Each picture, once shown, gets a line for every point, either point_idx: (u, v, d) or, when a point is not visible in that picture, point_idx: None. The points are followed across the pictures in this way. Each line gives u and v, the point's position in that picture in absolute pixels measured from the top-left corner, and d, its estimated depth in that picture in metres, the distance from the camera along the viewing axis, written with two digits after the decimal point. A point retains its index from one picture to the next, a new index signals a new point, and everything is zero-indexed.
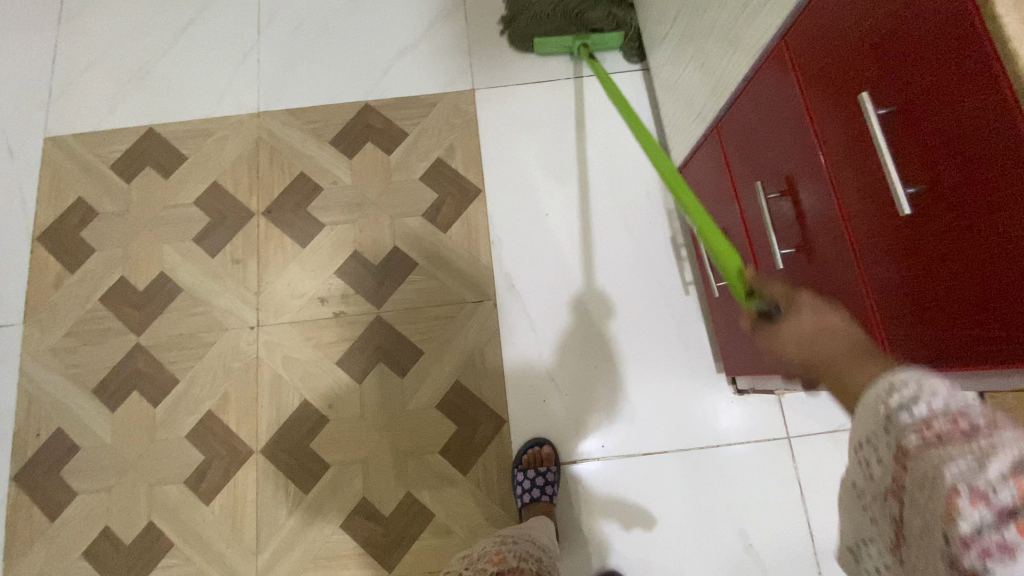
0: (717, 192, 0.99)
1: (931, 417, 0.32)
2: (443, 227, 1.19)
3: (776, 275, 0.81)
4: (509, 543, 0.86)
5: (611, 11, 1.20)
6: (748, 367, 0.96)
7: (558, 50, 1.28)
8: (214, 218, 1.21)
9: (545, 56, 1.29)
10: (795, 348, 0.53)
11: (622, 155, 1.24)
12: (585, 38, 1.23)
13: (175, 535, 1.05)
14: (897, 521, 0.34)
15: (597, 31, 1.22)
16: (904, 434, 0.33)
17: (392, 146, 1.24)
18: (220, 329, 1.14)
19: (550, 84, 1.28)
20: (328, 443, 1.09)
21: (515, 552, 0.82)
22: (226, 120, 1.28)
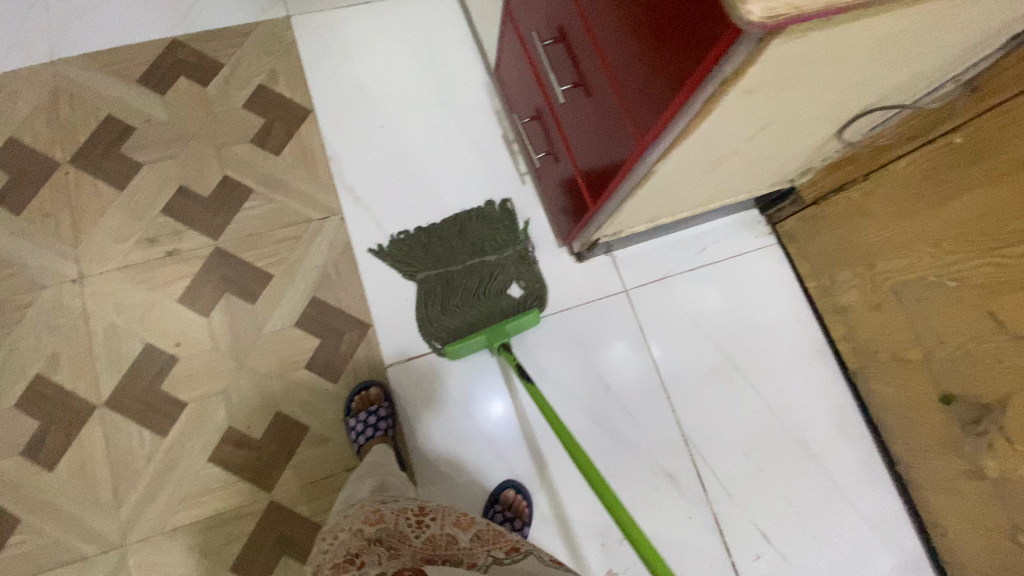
0: (519, 71, 1.06)
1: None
2: (275, 151, 1.17)
3: (565, 115, 0.89)
4: (388, 500, 0.82)
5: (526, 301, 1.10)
6: (575, 222, 1.03)
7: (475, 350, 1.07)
8: (14, 175, 1.11)
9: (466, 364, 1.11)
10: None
11: (447, 63, 1.26)
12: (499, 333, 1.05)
13: (20, 508, 0.97)
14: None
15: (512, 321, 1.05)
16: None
17: (210, 79, 1.19)
18: (38, 287, 1.05)
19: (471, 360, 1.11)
20: (180, 381, 1.03)
21: (393, 508, 0.81)
22: (17, 75, 1.18)
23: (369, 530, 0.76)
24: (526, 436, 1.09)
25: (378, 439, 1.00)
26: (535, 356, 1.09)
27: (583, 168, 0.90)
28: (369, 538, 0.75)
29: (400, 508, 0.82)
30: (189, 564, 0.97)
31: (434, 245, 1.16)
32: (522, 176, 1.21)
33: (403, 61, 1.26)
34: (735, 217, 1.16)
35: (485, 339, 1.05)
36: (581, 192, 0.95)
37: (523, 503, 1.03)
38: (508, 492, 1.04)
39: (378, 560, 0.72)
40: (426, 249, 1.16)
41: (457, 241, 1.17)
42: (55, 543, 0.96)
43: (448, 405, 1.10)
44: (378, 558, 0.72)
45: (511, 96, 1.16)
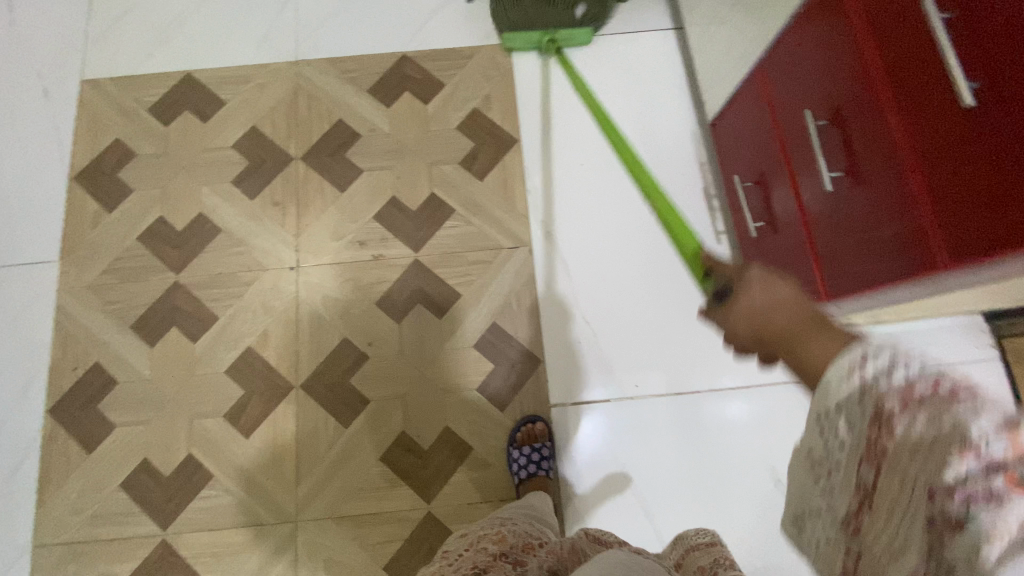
0: (750, 136, 1.03)
1: (910, 381, 0.34)
2: (479, 175, 1.22)
3: (817, 200, 0.85)
4: (507, 523, 0.83)
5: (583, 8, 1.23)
6: None
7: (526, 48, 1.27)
8: (253, 161, 1.22)
9: (515, 56, 1.28)
10: (746, 325, 0.51)
11: (656, 111, 1.26)
12: (552, 34, 1.24)
13: (215, 466, 1.07)
14: (865, 489, 0.38)
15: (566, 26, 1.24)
16: (884, 397, 0.35)
17: (430, 97, 1.26)
18: (259, 268, 1.15)
19: (516, 55, 1.29)
20: (367, 379, 1.11)
21: (514, 531, 0.80)
22: (264, 68, 1.30)
23: (492, 547, 0.74)
24: (680, 509, 1.04)
25: (539, 479, 1.01)
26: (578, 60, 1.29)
27: (824, 256, 0.86)
28: (495, 554, 0.72)
29: (518, 530, 0.81)
30: (348, 554, 1.03)
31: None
32: (717, 236, 1.18)
33: (612, 101, 1.26)
34: (957, 323, 1.07)
35: (538, 35, 1.23)
36: (809, 277, 0.90)
37: None
38: None
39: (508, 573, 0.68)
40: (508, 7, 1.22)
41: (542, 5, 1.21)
42: (239, 505, 1.05)
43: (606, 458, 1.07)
44: (505, 569, 0.69)
45: (728, 155, 1.13)
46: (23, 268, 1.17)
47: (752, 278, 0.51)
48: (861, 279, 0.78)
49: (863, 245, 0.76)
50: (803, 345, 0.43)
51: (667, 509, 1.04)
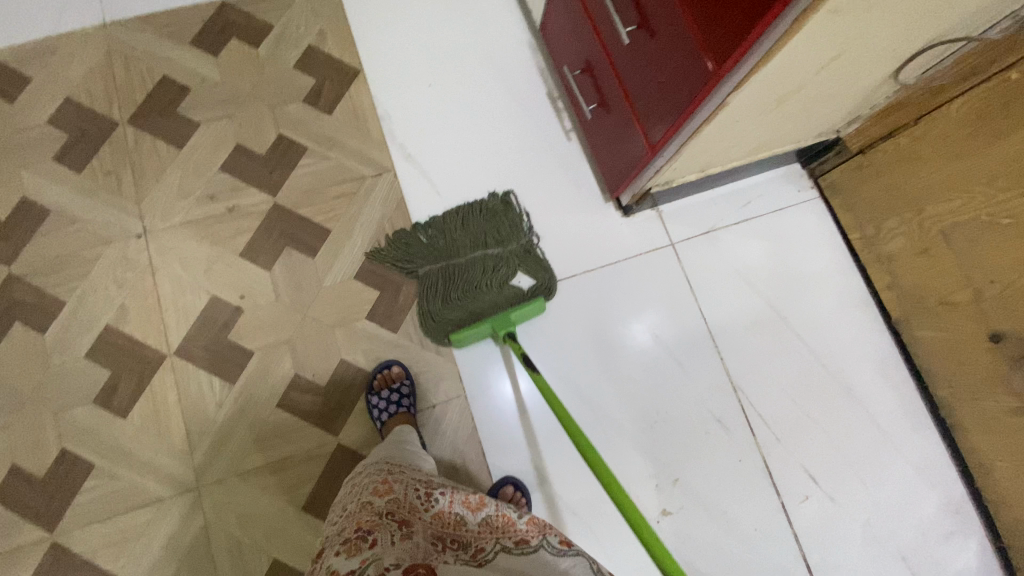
0: (569, 21, 1.07)
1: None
2: (327, 111, 1.20)
3: (623, 58, 0.90)
4: (397, 472, 0.84)
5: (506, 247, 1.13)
6: (627, 170, 1.05)
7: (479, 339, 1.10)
8: (75, 134, 1.13)
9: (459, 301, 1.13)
10: None
11: (491, 23, 1.28)
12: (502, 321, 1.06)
13: (95, 455, 1.00)
14: None
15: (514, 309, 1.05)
16: None
17: (260, 40, 1.21)
18: (104, 242, 1.07)
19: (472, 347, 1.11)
20: (247, 331, 1.07)
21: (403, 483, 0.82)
22: (70, 36, 1.20)
23: (379, 504, 0.75)
24: (570, 390, 1.09)
25: (401, 416, 1.01)
26: (529, 335, 1.12)
27: (642, 113, 0.91)
28: (380, 513, 0.73)
29: (411, 481, 0.83)
30: (262, 505, 1.01)
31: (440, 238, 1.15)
32: (567, 133, 1.23)
33: (449, 21, 1.27)
34: (781, 171, 1.20)
35: (489, 328, 1.05)
36: (637, 139, 0.96)
37: (522, 499, 1.02)
38: (506, 489, 1.03)
39: (390, 539, 0.68)
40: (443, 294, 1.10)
41: (459, 233, 1.17)
42: (130, 487, 0.99)
43: (503, 360, 1.11)
44: (391, 532, 0.70)
45: (559, 52, 1.17)
46: None
47: None
48: (670, 116, 0.84)
49: (665, 85, 0.82)
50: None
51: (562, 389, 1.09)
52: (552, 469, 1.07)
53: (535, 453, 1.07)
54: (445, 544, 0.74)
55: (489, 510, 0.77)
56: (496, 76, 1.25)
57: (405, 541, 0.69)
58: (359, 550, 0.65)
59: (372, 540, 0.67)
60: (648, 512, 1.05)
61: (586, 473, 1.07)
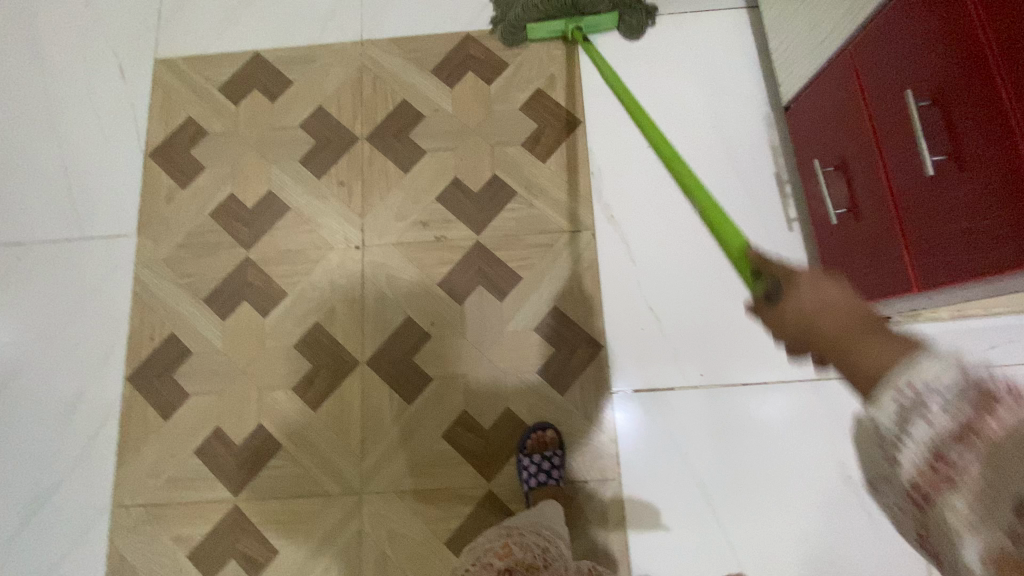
0: (835, 117, 0.98)
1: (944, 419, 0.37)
2: (542, 157, 1.21)
3: (912, 184, 0.80)
4: (513, 534, 0.87)
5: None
6: (868, 290, 0.95)
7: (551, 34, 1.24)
8: (320, 140, 1.24)
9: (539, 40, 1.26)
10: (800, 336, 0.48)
11: (727, 93, 1.22)
12: (578, 20, 1.21)
13: (284, 437, 1.10)
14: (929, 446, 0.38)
15: (592, 14, 1.20)
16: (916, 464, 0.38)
17: (494, 78, 1.25)
18: (327, 247, 1.17)
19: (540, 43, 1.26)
20: (430, 357, 1.12)
21: (519, 544, 0.84)
22: (330, 48, 1.30)
23: (498, 565, 0.79)
24: (741, 505, 1.02)
25: (549, 488, 1.01)
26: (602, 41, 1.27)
27: (919, 246, 0.81)
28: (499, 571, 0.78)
29: (526, 542, 0.85)
30: (412, 528, 1.05)
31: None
32: (789, 223, 1.14)
33: (683, 84, 1.23)
34: None
35: (563, 23, 1.20)
36: (899, 268, 0.86)
37: None
38: None
39: None
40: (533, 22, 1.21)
41: None
42: (306, 476, 1.08)
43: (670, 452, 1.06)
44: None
45: (808, 140, 1.08)
46: (102, 241, 1.22)
47: (799, 278, 0.50)
48: (962, 267, 0.74)
49: (969, 232, 0.72)
50: (854, 357, 0.42)
51: (733, 500, 1.03)
52: None
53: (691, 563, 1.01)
54: None
55: None
56: (721, 151, 1.19)
57: None
58: None
59: None
60: None
61: None
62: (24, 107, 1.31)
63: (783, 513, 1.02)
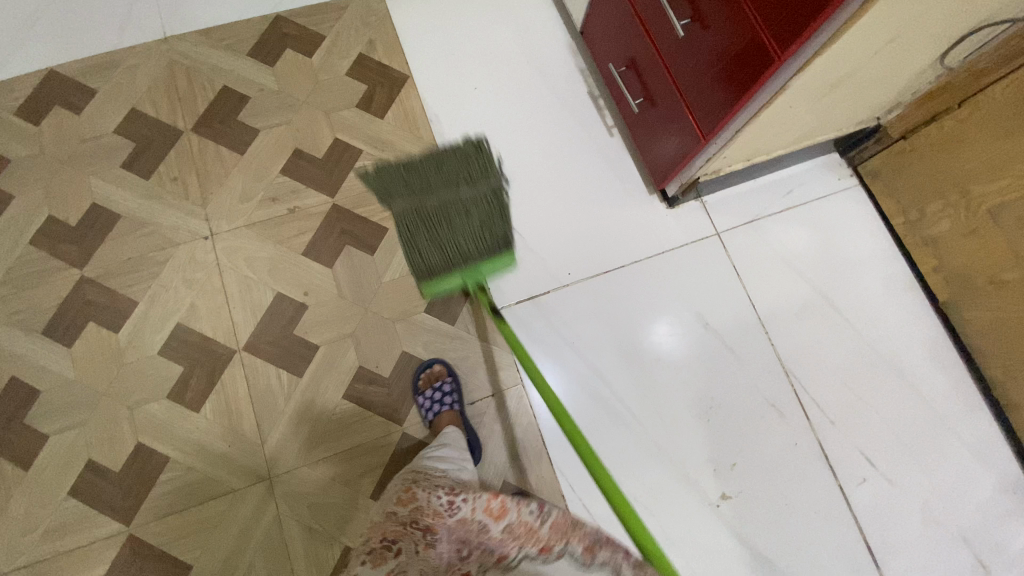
0: (613, 22, 1.12)
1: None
2: (378, 114, 1.25)
3: (675, 52, 0.94)
4: (419, 481, 0.85)
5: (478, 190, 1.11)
6: (675, 161, 1.08)
7: (450, 293, 1.11)
8: (141, 142, 1.18)
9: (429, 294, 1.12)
10: None
11: (532, 29, 1.33)
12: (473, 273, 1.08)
13: (170, 448, 1.03)
14: None
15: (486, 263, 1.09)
16: None
17: (314, 50, 1.27)
18: (173, 244, 1.11)
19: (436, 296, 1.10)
20: (311, 325, 1.11)
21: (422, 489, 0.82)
22: (132, 50, 1.25)
23: (402, 513, 0.78)
24: (623, 380, 1.11)
25: (448, 413, 1.03)
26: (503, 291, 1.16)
27: (695, 103, 0.95)
28: (404, 521, 0.76)
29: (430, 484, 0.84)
30: (333, 494, 1.03)
31: (412, 177, 1.13)
32: (608, 129, 1.27)
33: (492, 27, 1.33)
34: (819, 162, 1.23)
35: (461, 279, 1.08)
36: (688, 128, 1.00)
37: None
38: None
39: (414, 551, 0.73)
40: (431, 234, 1.06)
41: (434, 174, 1.13)
42: (204, 479, 1.02)
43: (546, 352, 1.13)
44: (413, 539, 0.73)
45: (602, 51, 1.22)
46: None
47: None
48: (726, 105, 0.88)
49: (721, 73, 0.86)
50: None
51: (618, 378, 1.11)
52: (610, 456, 1.08)
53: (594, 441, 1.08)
54: (469, 549, 0.75)
55: (511, 517, 0.74)
56: (540, 79, 1.30)
57: (427, 553, 0.73)
58: (383, 560, 0.70)
59: (396, 549, 0.71)
60: (707, 497, 1.06)
61: (648, 460, 1.08)
62: None
63: (663, 373, 1.12)
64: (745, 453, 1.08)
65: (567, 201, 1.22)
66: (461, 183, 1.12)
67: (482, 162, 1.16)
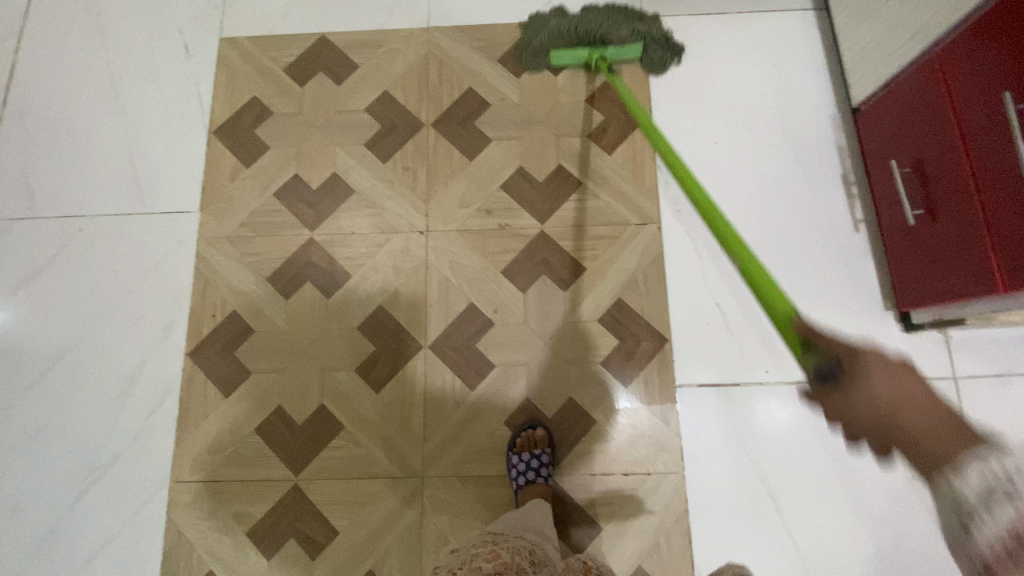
0: (913, 119, 0.98)
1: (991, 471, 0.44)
2: (608, 149, 1.21)
3: (1004, 185, 0.80)
4: (499, 541, 0.84)
5: (633, 29, 1.19)
6: (946, 292, 0.94)
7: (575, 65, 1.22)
8: (385, 124, 1.24)
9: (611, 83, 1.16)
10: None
11: (794, 93, 1.22)
12: (599, 51, 1.19)
13: (346, 418, 1.10)
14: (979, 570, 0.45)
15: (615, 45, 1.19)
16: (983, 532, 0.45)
17: (561, 69, 1.26)
18: (391, 230, 1.18)
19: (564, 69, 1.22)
20: (493, 343, 1.13)
21: (507, 549, 0.81)
22: (396, 34, 1.31)
23: (489, 568, 0.75)
24: (795, 505, 1.02)
25: (539, 487, 1.01)
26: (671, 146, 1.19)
27: (1007, 249, 0.81)
28: (492, 575, 0.74)
29: (512, 548, 0.82)
30: (472, 513, 1.06)
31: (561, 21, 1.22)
32: (855, 224, 1.14)
33: (750, 82, 1.23)
34: None
35: (586, 53, 1.19)
36: (983, 270, 0.86)
37: None
38: None
39: None
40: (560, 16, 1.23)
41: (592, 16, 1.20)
42: (367, 457, 1.09)
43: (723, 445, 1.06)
44: None
45: (881, 140, 1.08)
46: (165, 216, 1.23)
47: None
48: None
49: None
50: None
51: (790, 499, 1.02)
52: None
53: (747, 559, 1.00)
54: None
55: None
56: (788, 149, 1.19)
57: None
58: None
59: None
60: None
61: None
62: (90, 82, 1.33)
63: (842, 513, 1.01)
64: None
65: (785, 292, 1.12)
66: (616, 11, 1.22)
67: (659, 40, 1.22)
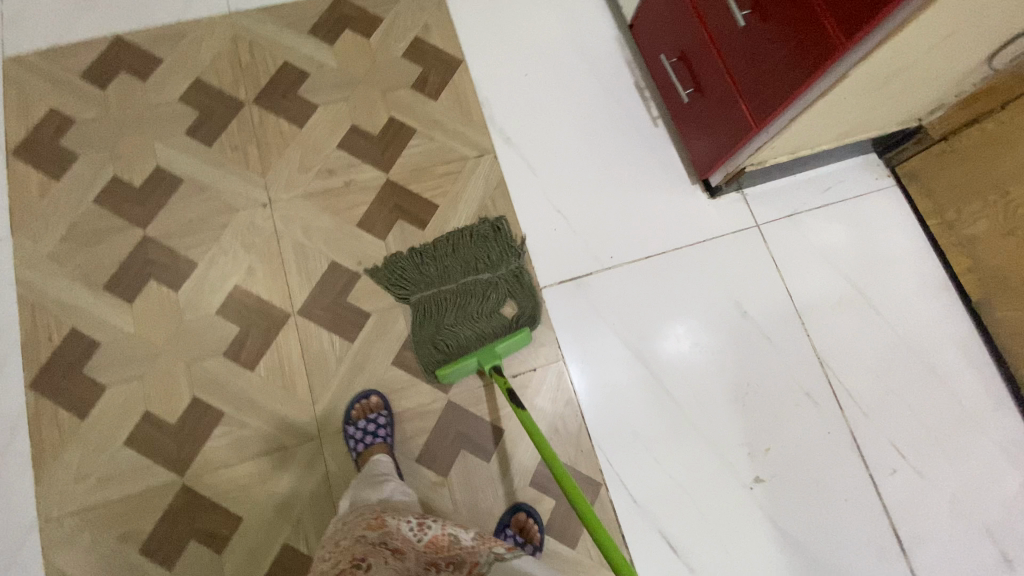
0: (667, 15, 1.16)
1: None
2: (433, 95, 1.29)
3: (732, 43, 0.98)
4: (387, 508, 0.87)
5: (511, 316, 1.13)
6: (724, 149, 1.12)
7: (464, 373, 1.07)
8: (204, 110, 1.22)
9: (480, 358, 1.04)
10: None
11: (583, 20, 1.38)
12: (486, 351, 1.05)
13: (224, 404, 1.06)
14: None
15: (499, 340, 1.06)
16: None
17: (371, 32, 1.31)
18: (233, 210, 1.15)
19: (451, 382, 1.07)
20: (362, 293, 1.14)
21: (392, 515, 0.85)
22: (197, 23, 1.29)
23: (373, 536, 0.79)
24: (663, 364, 1.15)
25: (377, 445, 1.02)
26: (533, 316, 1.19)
27: (749, 91, 0.99)
28: (375, 542, 0.78)
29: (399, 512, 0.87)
30: None
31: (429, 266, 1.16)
32: (654, 120, 1.31)
33: (543, 18, 1.37)
34: (857, 161, 1.28)
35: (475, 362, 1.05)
36: (740, 116, 1.03)
37: (534, 528, 1.03)
38: (520, 515, 1.04)
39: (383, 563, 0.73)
40: (421, 270, 1.16)
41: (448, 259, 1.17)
42: (257, 435, 1.05)
43: (592, 329, 1.16)
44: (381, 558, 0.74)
45: (652, 43, 1.26)
46: None
47: None
48: (781, 94, 0.92)
49: (779, 62, 0.90)
50: None
51: (657, 359, 1.15)
52: (647, 434, 1.11)
53: (634, 421, 1.11)
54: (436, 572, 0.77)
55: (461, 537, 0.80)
56: (588, 68, 1.34)
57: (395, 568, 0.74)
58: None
59: (367, 565, 0.72)
60: (742, 480, 1.10)
61: (685, 440, 1.11)
62: None
63: (699, 358, 1.16)
64: (778, 440, 1.12)
65: (614, 187, 1.26)
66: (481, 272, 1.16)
67: (502, 247, 1.19)
